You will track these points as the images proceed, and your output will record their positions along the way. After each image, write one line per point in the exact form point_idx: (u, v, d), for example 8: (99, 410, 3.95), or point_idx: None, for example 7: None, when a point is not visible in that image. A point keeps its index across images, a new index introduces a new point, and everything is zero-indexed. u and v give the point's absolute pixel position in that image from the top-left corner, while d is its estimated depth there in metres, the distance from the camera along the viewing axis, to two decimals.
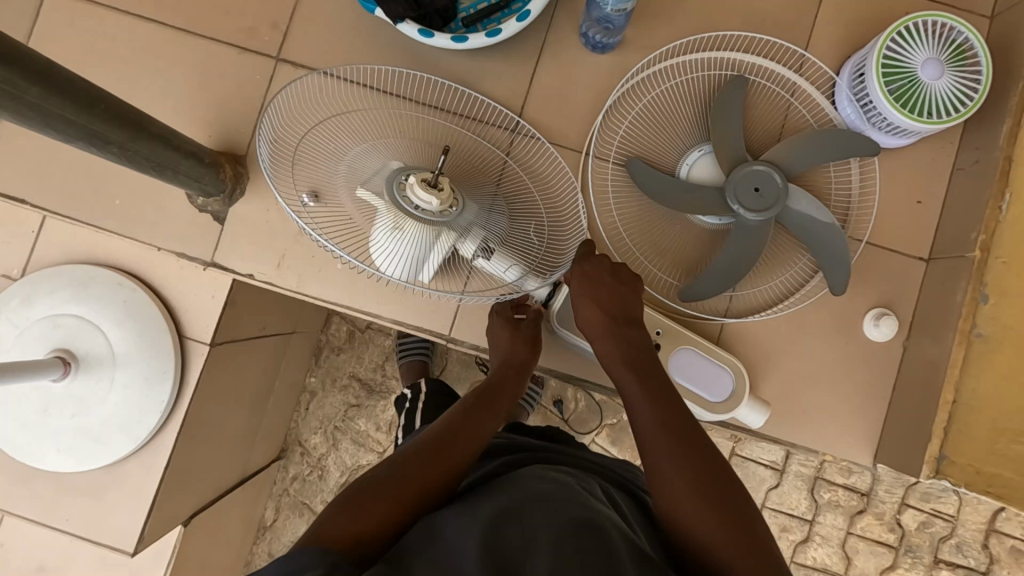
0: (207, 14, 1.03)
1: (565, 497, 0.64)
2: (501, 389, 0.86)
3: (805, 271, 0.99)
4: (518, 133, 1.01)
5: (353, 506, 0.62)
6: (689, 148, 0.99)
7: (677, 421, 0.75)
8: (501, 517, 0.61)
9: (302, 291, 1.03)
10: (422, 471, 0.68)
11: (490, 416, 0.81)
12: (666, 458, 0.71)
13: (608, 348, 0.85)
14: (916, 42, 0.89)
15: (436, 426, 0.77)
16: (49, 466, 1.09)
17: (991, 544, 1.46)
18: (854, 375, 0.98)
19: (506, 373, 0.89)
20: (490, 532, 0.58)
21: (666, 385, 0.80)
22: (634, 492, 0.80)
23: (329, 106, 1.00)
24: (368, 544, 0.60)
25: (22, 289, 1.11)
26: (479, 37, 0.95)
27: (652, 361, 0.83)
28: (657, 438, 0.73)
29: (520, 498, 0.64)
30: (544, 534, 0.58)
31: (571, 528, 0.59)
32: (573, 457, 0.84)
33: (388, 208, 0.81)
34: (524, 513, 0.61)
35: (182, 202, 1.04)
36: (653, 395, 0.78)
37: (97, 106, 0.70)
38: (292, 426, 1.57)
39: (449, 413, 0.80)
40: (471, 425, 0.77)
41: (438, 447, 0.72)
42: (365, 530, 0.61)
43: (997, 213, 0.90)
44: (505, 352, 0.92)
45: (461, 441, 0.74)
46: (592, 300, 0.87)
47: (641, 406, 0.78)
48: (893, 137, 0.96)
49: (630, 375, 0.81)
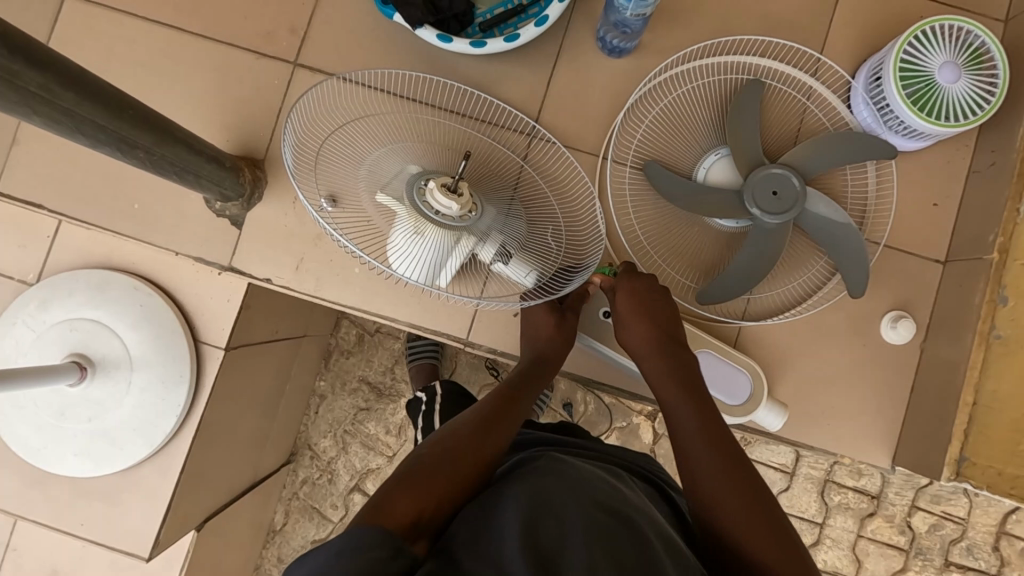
0: (225, 19, 1.03)
1: (603, 496, 0.64)
2: (534, 379, 0.88)
3: (822, 274, 0.99)
4: (534, 137, 1.01)
5: (409, 484, 0.63)
6: (706, 152, 1.00)
7: (718, 432, 0.77)
8: (538, 510, 0.60)
9: (318, 295, 1.03)
10: (466, 458, 0.69)
11: (522, 406, 0.82)
12: (711, 470, 0.73)
13: (650, 362, 0.87)
14: (933, 46, 0.89)
15: (478, 410, 0.78)
16: (66, 470, 1.09)
17: (1001, 546, 1.46)
18: (870, 377, 0.99)
19: (538, 363, 0.90)
20: (530, 523, 0.58)
21: (708, 399, 0.82)
22: (658, 484, 0.81)
23: (346, 110, 1.00)
24: (427, 522, 0.61)
25: (38, 292, 1.11)
26: (497, 42, 0.95)
27: (693, 373, 0.85)
28: (700, 452, 0.75)
29: (559, 493, 0.64)
30: (582, 531, 0.58)
31: (608, 527, 0.59)
32: (596, 449, 0.85)
33: (408, 213, 0.81)
34: (561, 509, 0.61)
35: (199, 207, 1.04)
36: (694, 408, 0.80)
37: (126, 111, 0.70)
38: (302, 430, 1.57)
39: (488, 400, 0.81)
40: (510, 416, 0.79)
41: (481, 436, 0.73)
42: (425, 509, 0.61)
43: (1015, 215, 0.91)
44: (543, 343, 0.93)
45: (500, 429, 0.76)
46: (633, 311, 0.89)
47: (682, 419, 0.80)
48: (909, 140, 0.96)
49: (672, 388, 0.83)
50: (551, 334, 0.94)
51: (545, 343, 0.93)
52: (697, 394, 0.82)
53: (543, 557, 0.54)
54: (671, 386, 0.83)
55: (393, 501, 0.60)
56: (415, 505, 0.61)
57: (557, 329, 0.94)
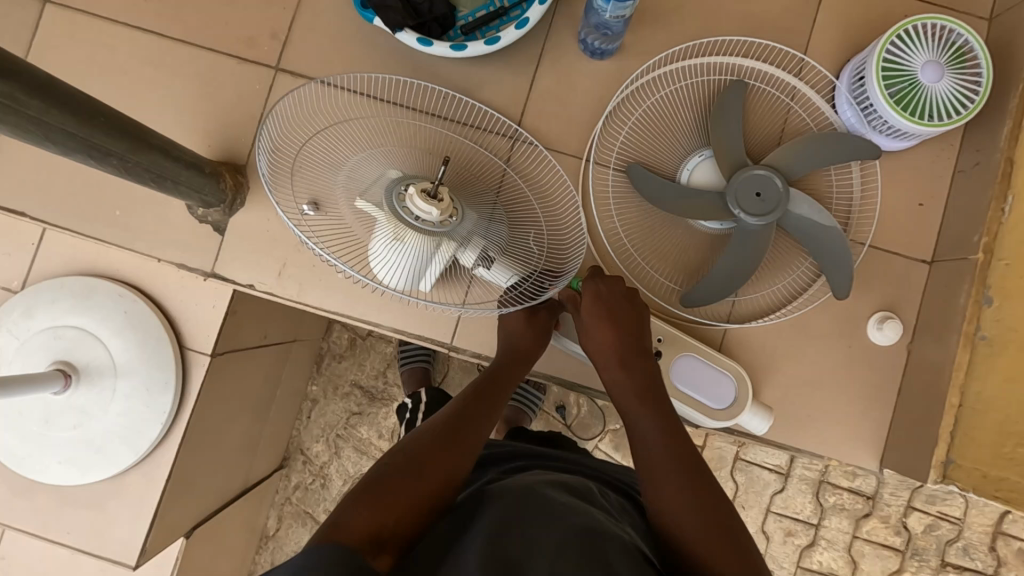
0: (206, 25, 1.03)
1: (566, 506, 0.68)
2: (504, 376, 0.88)
3: (808, 275, 0.99)
4: (517, 140, 1.00)
5: (368, 501, 0.65)
6: (689, 153, 0.99)
7: (680, 444, 0.78)
8: (502, 525, 0.64)
9: (302, 301, 1.03)
10: (427, 471, 0.71)
11: (484, 407, 0.82)
12: (669, 484, 0.74)
13: (613, 375, 0.87)
14: (916, 45, 0.89)
15: (439, 415, 0.80)
16: (51, 479, 1.08)
17: (998, 546, 1.46)
18: (859, 378, 0.98)
19: (507, 360, 0.90)
20: (493, 538, 0.62)
21: (671, 410, 0.83)
22: (631, 494, 0.85)
23: (327, 115, 1.00)
24: (388, 535, 0.63)
25: (23, 300, 1.10)
26: (477, 45, 0.95)
27: (656, 386, 0.85)
28: (659, 467, 0.76)
29: (524, 506, 0.67)
30: (546, 540, 0.62)
31: (571, 533, 0.63)
32: (576, 463, 0.90)
33: (388, 219, 0.80)
34: (525, 520, 0.65)
35: (183, 213, 1.04)
36: (652, 421, 0.81)
37: (98, 119, 0.70)
38: (294, 435, 1.56)
39: (453, 403, 0.82)
40: (474, 419, 0.80)
41: (441, 444, 0.74)
42: (386, 523, 0.64)
43: (999, 215, 0.90)
44: (516, 337, 0.93)
45: (462, 436, 0.77)
46: (598, 321, 0.88)
47: (644, 434, 0.80)
48: (893, 140, 0.95)
49: (634, 402, 0.83)
50: (520, 328, 0.93)
51: (515, 341, 0.92)
52: (657, 407, 0.82)
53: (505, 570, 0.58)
54: (633, 399, 0.84)
55: (355, 516, 0.63)
56: (374, 520, 0.63)
57: (528, 323, 0.93)
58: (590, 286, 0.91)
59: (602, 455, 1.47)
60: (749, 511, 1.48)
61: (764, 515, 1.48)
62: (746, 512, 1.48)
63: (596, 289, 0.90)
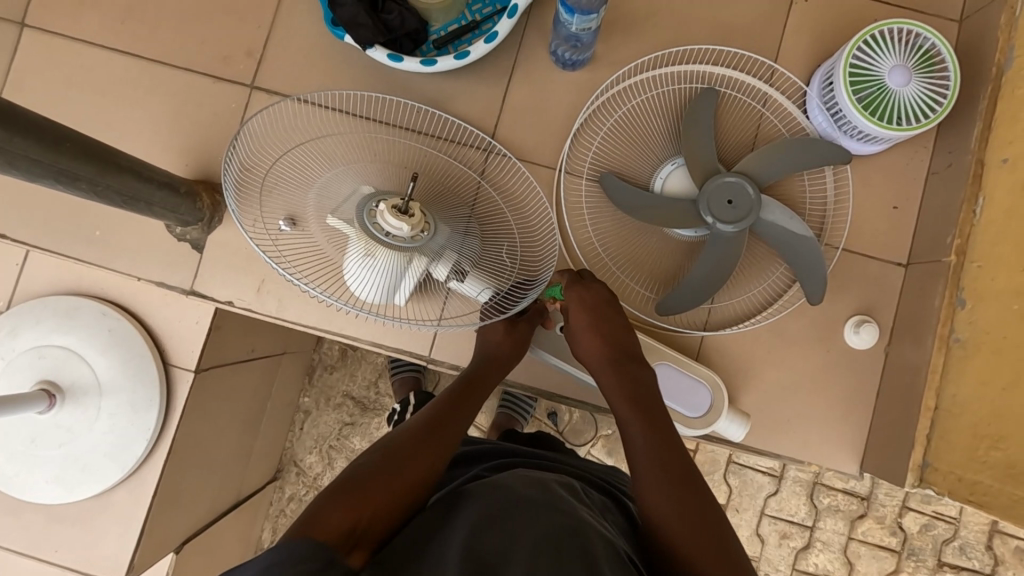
0: (182, 45, 1.04)
1: (546, 504, 0.68)
2: (486, 380, 0.89)
3: (782, 281, 0.99)
4: (491, 153, 1.01)
5: (343, 499, 0.65)
6: (662, 162, 0.99)
7: (668, 446, 0.79)
8: (490, 516, 0.65)
9: (282, 316, 1.03)
10: (405, 471, 0.71)
11: (465, 411, 0.83)
12: (657, 487, 0.74)
13: (607, 377, 0.87)
14: (883, 50, 0.89)
15: (424, 414, 0.80)
16: (37, 497, 1.09)
17: (994, 545, 1.45)
18: (838, 382, 0.98)
19: (487, 365, 0.91)
20: (473, 535, 0.62)
21: (661, 415, 0.83)
22: (612, 492, 0.86)
23: (301, 131, 1.01)
24: (365, 529, 0.64)
25: (8, 321, 1.11)
26: (448, 59, 0.95)
27: (647, 389, 0.85)
28: (650, 476, 0.76)
29: (503, 504, 0.67)
30: (533, 532, 0.63)
31: (555, 529, 0.64)
32: (563, 463, 0.91)
33: (359, 235, 0.80)
34: (514, 513, 0.66)
35: (163, 232, 1.04)
36: (642, 423, 0.81)
37: (64, 145, 0.71)
38: (287, 446, 1.56)
39: (432, 406, 0.82)
40: (452, 423, 0.80)
41: (419, 445, 0.75)
42: (361, 518, 0.64)
43: (971, 216, 0.90)
44: (494, 344, 0.93)
45: (440, 438, 0.77)
46: (588, 325, 0.90)
47: (637, 436, 0.80)
48: (865, 144, 0.96)
49: (628, 406, 0.84)
50: (500, 337, 0.93)
51: (498, 350, 0.92)
52: (649, 411, 0.83)
53: (480, 567, 0.58)
54: (625, 404, 0.84)
55: (331, 511, 0.63)
56: (351, 515, 0.63)
57: (507, 332, 0.93)
58: (576, 289, 0.93)
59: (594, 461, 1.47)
60: (743, 514, 1.48)
61: (758, 517, 1.47)
62: (740, 515, 1.48)
63: (582, 292, 0.92)
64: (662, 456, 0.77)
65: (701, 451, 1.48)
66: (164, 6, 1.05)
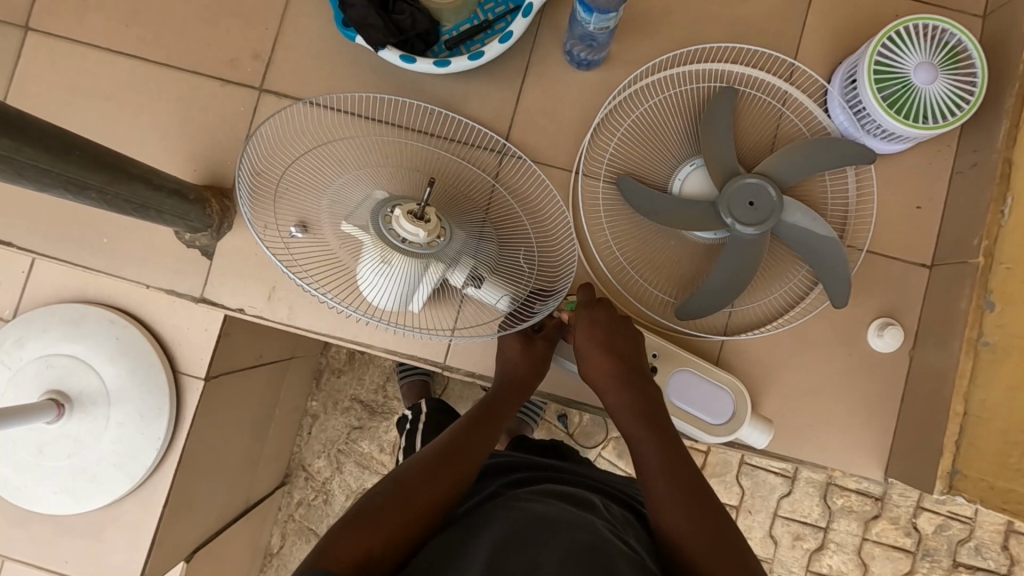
0: (189, 47, 1.02)
1: (569, 524, 0.66)
2: (500, 404, 0.86)
3: (803, 283, 0.97)
4: (505, 155, 0.99)
5: (356, 528, 0.64)
6: (680, 163, 0.97)
7: (682, 462, 0.78)
8: (512, 538, 0.63)
9: (294, 323, 1.02)
10: (418, 497, 0.70)
11: (484, 434, 0.81)
12: (671, 503, 0.73)
13: (614, 395, 0.85)
14: (909, 46, 0.86)
15: (437, 443, 0.78)
16: (47, 508, 1.07)
17: (1011, 545, 1.43)
18: (860, 386, 0.96)
19: (504, 388, 0.88)
20: (497, 557, 0.60)
21: (670, 431, 0.82)
22: (633, 505, 0.84)
23: (313, 134, 0.99)
24: (376, 561, 0.63)
25: (15, 330, 1.10)
26: (462, 60, 0.93)
27: (656, 406, 0.84)
28: (662, 491, 0.75)
29: (527, 524, 0.65)
30: (555, 552, 0.61)
31: (582, 551, 0.62)
32: (578, 475, 0.89)
33: (373, 242, 0.78)
34: (534, 533, 0.64)
35: (171, 238, 1.03)
36: (654, 441, 0.80)
37: (73, 153, 0.70)
38: (295, 451, 1.54)
39: (449, 432, 0.80)
40: (467, 447, 0.78)
41: (432, 473, 0.73)
42: (375, 548, 0.64)
43: (999, 217, 0.88)
44: (512, 365, 0.90)
45: (454, 466, 0.75)
46: (593, 346, 0.87)
47: (649, 453, 0.79)
48: (887, 143, 0.94)
49: (637, 425, 0.82)
50: (517, 357, 0.91)
51: (515, 369, 0.90)
52: (657, 427, 0.81)
53: None
54: (633, 421, 0.82)
55: (341, 545, 0.62)
56: (362, 547, 0.63)
57: (524, 351, 0.91)
58: (583, 311, 0.90)
59: (605, 463, 1.45)
60: (756, 516, 1.46)
61: (771, 519, 1.45)
62: (753, 517, 1.45)
63: (590, 315, 0.89)
64: (676, 472, 0.76)
65: (713, 453, 1.46)
66: (169, 8, 1.03)
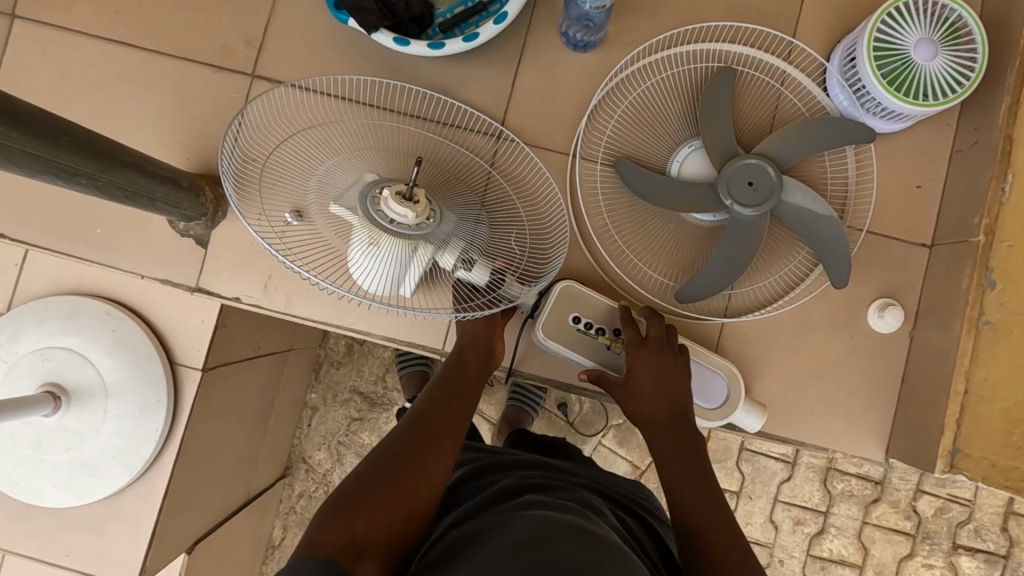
0: (179, 34, 1.01)
1: (590, 530, 0.64)
2: (465, 382, 0.87)
3: (804, 265, 0.96)
4: (501, 141, 0.98)
5: (341, 515, 0.65)
6: (679, 144, 0.96)
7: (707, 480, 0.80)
8: (532, 540, 0.61)
9: (291, 312, 1.01)
10: (401, 483, 0.70)
11: (460, 414, 0.83)
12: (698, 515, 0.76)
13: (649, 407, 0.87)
14: (909, 22, 0.85)
15: (413, 422, 0.79)
16: (47, 503, 1.06)
17: (1010, 526, 1.43)
18: (860, 367, 0.96)
19: (470, 358, 0.90)
20: (517, 558, 0.59)
21: (700, 445, 0.84)
22: (638, 512, 0.84)
23: (304, 119, 0.98)
24: (362, 544, 0.63)
25: (10, 323, 1.09)
26: (456, 42, 0.92)
27: (686, 419, 0.86)
28: (690, 503, 0.77)
29: (547, 528, 0.63)
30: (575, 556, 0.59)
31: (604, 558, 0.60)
32: (588, 478, 0.88)
33: (362, 223, 0.77)
34: (554, 536, 0.62)
35: (166, 228, 1.01)
36: (684, 454, 0.82)
37: (63, 138, 0.69)
38: (296, 443, 1.54)
39: (417, 410, 0.81)
40: (445, 429, 0.79)
41: (415, 462, 0.73)
42: (358, 531, 0.64)
43: (1000, 195, 0.87)
44: (474, 334, 0.92)
45: (432, 443, 0.76)
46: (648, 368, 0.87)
47: (677, 464, 0.82)
48: (888, 122, 0.93)
49: (671, 435, 0.84)
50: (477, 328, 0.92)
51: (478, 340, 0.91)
52: (692, 438, 0.84)
53: None
54: (670, 427, 0.85)
55: (327, 531, 0.62)
56: (344, 534, 0.62)
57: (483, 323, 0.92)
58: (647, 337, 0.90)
59: (606, 452, 1.45)
60: (756, 502, 1.46)
61: (771, 504, 1.45)
62: (753, 502, 1.45)
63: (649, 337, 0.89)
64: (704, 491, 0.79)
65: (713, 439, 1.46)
66: None
